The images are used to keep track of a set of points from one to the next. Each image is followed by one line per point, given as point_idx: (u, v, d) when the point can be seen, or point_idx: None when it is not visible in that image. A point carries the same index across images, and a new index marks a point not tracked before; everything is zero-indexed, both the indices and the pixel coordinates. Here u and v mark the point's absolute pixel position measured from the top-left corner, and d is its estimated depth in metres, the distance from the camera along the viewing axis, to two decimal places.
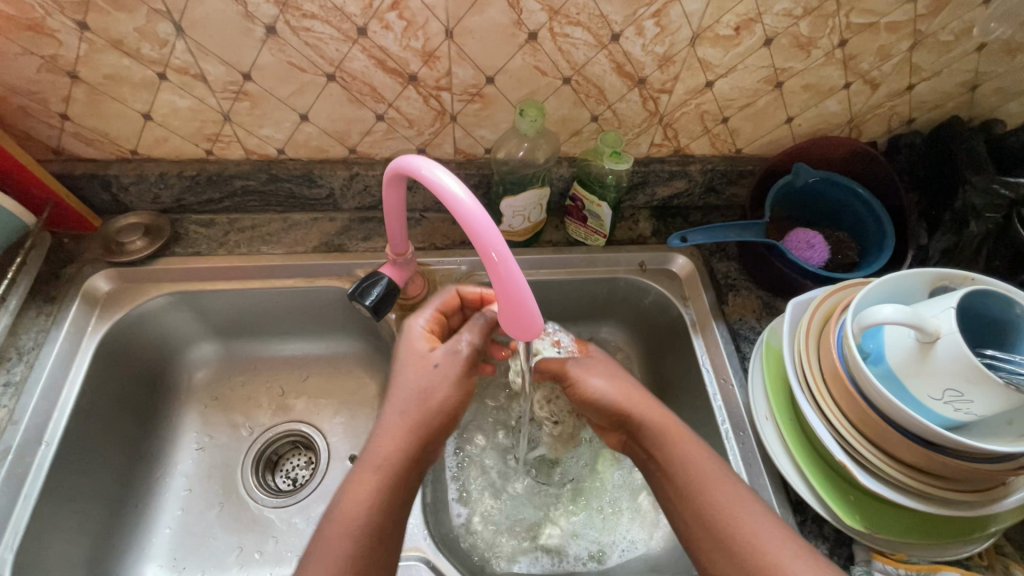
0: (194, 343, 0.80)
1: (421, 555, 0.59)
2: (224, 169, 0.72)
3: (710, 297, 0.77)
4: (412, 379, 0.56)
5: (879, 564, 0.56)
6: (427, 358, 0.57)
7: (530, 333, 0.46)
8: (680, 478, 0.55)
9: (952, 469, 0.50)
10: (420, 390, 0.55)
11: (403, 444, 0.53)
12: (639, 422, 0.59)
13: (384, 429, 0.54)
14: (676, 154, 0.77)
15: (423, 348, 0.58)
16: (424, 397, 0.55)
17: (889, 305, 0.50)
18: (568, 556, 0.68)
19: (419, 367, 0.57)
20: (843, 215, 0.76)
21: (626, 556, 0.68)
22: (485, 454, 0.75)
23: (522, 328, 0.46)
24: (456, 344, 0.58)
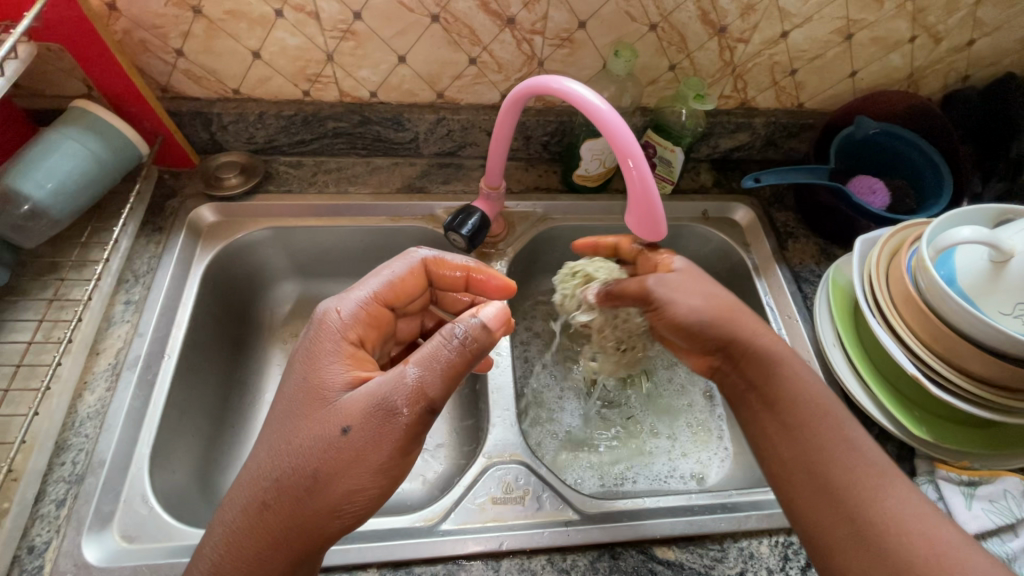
0: (278, 281, 0.85)
1: (525, 461, 0.63)
2: (319, 110, 0.76)
3: (771, 243, 0.82)
4: (308, 413, 0.49)
5: (942, 471, 0.60)
6: (332, 377, 0.50)
7: (653, 235, 0.52)
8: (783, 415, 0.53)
9: (1021, 378, 0.55)
10: (313, 420, 0.48)
11: (284, 469, 0.47)
12: (736, 338, 0.57)
13: (258, 448, 0.49)
14: (741, 106, 0.82)
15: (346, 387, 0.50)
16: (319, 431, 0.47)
17: (968, 227, 0.55)
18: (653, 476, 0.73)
19: (320, 400, 0.49)
20: (900, 166, 0.80)
21: (721, 475, 0.74)
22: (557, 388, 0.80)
23: (652, 230, 0.51)
24: (392, 374, 0.48)
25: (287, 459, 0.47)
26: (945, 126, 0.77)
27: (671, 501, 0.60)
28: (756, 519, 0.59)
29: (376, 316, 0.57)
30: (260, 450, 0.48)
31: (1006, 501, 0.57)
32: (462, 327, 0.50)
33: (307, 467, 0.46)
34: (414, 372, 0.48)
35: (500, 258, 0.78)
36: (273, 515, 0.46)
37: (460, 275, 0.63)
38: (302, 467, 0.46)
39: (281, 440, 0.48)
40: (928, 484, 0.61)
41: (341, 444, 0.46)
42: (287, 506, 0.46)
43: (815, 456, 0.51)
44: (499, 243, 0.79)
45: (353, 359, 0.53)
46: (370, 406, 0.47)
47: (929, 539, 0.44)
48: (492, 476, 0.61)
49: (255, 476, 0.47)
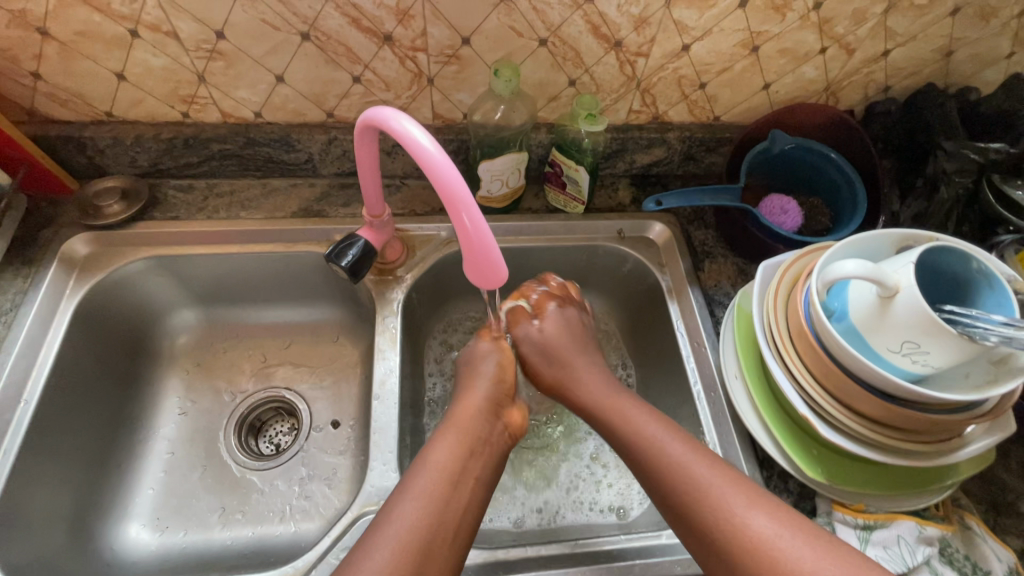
0: (176, 309, 0.82)
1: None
2: (201, 132, 0.72)
3: (686, 264, 0.78)
4: (462, 404, 0.62)
5: (839, 514, 0.57)
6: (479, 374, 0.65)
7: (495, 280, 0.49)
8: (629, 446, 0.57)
9: (909, 419, 0.52)
10: (468, 405, 0.61)
11: (461, 445, 0.56)
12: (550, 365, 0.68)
13: (441, 441, 0.57)
14: (654, 121, 0.78)
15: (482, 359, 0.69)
16: (470, 408, 0.61)
17: (852, 260, 0.51)
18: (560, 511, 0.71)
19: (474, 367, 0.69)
20: (818, 181, 0.76)
21: (642, 503, 0.71)
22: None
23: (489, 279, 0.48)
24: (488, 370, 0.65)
25: (465, 435, 0.57)
26: (862, 141, 0.73)
27: (552, 550, 0.58)
28: (639, 570, 0.56)
29: None
30: (443, 440, 0.57)
31: (899, 548, 0.54)
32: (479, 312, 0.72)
33: (472, 441, 0.57)
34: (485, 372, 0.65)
35: (399, 285, 0.74)
36: (459, 476, 0.54)
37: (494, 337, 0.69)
38: (476, 438, 0.58)
39: (458, 420, 0.59)
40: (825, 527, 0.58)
41: (490, 409, 0.62)
42: (471, 476, 0.54)
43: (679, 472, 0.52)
44: (397, 269, 0.75)
45: (504, 360, 0.67)
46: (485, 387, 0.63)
47: (751, 538, 0.46)
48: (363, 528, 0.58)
49: (437, 458, 0.54)
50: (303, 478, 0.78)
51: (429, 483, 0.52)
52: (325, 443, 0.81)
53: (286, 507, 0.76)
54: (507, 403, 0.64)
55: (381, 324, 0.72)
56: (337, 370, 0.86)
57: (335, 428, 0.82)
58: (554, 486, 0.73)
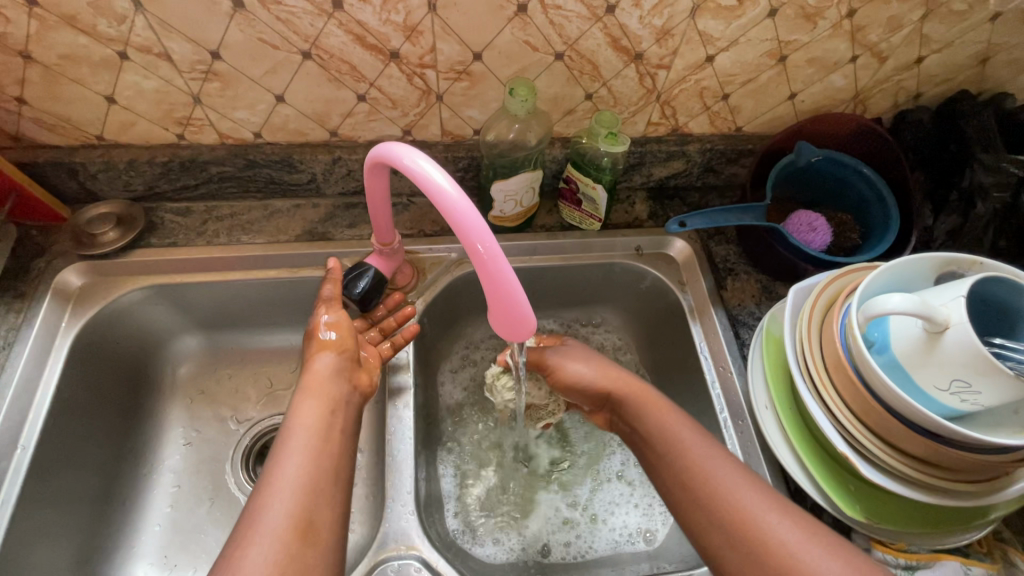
0: (176, 336, 0.79)
1: (427, 562, 0.57)
2: (197, 154, 0.68)
3: (708, 282, 0.75)
4: (307, 374, 0.56)
5: (879, 553, 0.55)
6: (318, 354, 0.57)
7: (521, 334, 0.44)
8: (657, 450, 0.56)
9: (956, 460, 0.50)
10: (315, 373, 0.56)
11: (328, 409, 0.53)
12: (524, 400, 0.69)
13: (302, 402, 0.53)
14: (674, 133, 0.74)
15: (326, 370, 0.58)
16: (320, 372, 0.56)
17: (898, 294, 0.48)
18: (587, 540, 0.69)
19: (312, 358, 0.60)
20: (846, 195, 0.73)
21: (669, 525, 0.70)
22: (480, 444, 0.74)
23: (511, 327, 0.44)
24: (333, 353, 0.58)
25: (330, 399, 0.54)
26: (894, 153, 0.70)
27: None
28: None
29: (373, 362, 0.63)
30: (306, 402, 0.53)
31: None
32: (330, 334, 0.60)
33: (337, 406, 0.54)
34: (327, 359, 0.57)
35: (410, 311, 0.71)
36: (327, 439, 0.50)
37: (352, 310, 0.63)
38: (338, 400, 0.54)
39: (313, 385, 0.55)
40: None
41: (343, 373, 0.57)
42: (339, 434, 0.52)
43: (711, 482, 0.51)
44: (408, 293, 0.72)
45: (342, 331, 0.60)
46: (339, 364, 0.57)
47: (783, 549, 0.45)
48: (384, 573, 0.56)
49: (303, 424, 0.51)
50: None
51: (305, 446, 0.49)
52: None
53: None
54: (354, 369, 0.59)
55: (392, 353, 0.69)
56: None
57: None
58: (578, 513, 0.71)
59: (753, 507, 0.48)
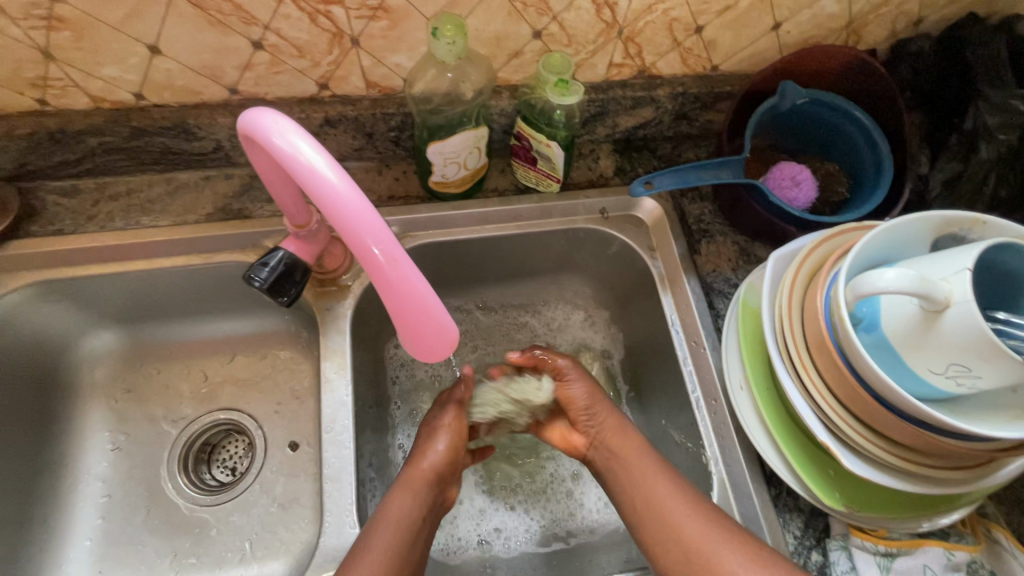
0: (87, 333, 0.70)
1: None
2: (68, 122, 0.56)
3: (680, 247, 0.68)
4: (409, 468, 0.57)
5: (857, 539, 0.52)
6: (427, 448, 0.58)
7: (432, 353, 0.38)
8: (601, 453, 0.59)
9: (944, 448, 0.45)
10: (418, 469, 0.57)
11: (417, 508, 0.54)
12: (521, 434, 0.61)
13: (396, 497, 0.54)
14: (640, 75, 0.64)
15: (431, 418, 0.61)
16: (423, 469, 0.56)
17: (893, 269, 0.41)
18: (546, 531, 0.66)
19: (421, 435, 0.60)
20: (834, 142, 0.64)
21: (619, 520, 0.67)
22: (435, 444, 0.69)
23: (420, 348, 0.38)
24: (440, 450, 0.58)
25: (421, 497, 0.55)
26: (889, 90, 0.61)
27: None
28: None
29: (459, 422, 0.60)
30: (395, 498, 0.54)
31: None
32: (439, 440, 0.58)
33: (427, 508, 0.55)
34: (434, 454, 0.57)
35: (345, 297, 0.63)
36: (414, 542, 0.52)
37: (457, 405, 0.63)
38: (427, 503, 0.55)
39: (411, 479, 0.56)
40: (840, 552, 0.52)
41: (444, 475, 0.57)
42: (419, 539, 0.53)
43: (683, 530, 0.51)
44: (342, 276, 0.63)
45: (451, 429, 0.59)
46: (440, 466, 0.57)
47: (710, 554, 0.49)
48: None
49: (393, 522, 0.52)
50: (262, 512, 0.70)
51: (386, 545, 0.50)
52: (287, 468, 0.72)
53: (247, 545, 0.68)
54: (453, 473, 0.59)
55: (325, 346, 0.60)
56: (290, 386, 0.76)
57: (293, 450, 0.73)
58: (533, 507, 0.67)
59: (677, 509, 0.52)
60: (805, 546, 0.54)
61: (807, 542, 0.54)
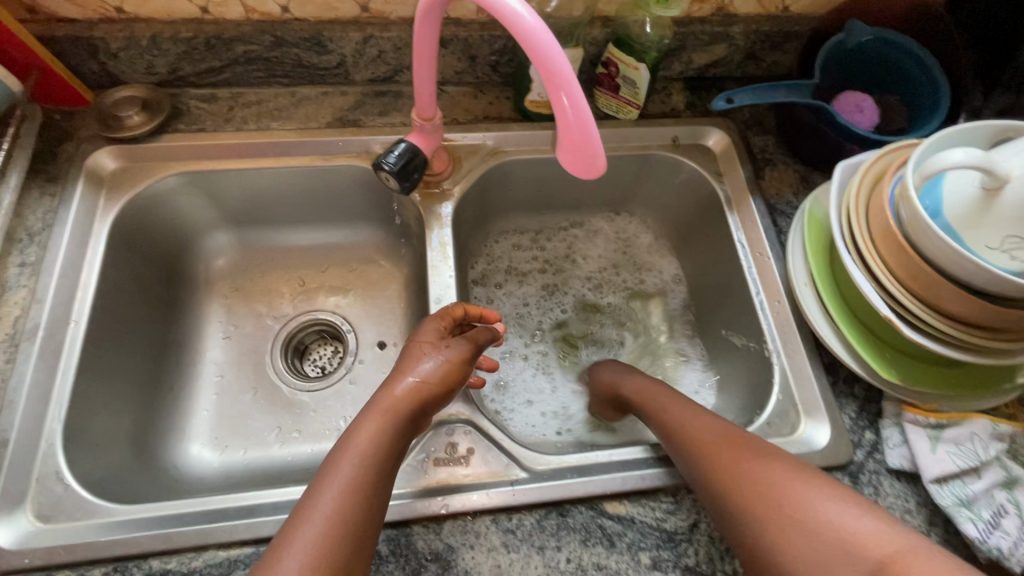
0: (208, 231, 0.78)
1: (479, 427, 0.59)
2: (223, 30, 0.65)
3: (746, 172, 0.74)
4: (387, 392, 0.53)
5: (910, 415, 0.58)
6: (415, 369, 0.55)
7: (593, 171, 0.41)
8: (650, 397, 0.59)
9: (1000, 319, 0.51)
10: (395, 393, 0.53)
11: (388, 438, 0.50)
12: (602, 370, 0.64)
13: (363, 422, 0.51)
14: (718, 13, 0.71)
15: (428, 337, 0.59)
16: (400, 397, 0.53)
17: (960, 150, 0.48)
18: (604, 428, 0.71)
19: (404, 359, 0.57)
20: (894, 80, 0.71)
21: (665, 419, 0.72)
22: (519, 353, 0.76)
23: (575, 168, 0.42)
24: (425, 375, 0.55)
25: (396, 425, 0.51)
26: None
27: (626, 455, 0.58)
28: None
29: (450, 359, 0.57)
30: (367, 423, 0.50)
31: (972, 444, 0.55)
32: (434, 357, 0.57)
33: (400, 436, 0.51)
34: (416, 378, 0.55)
35: (447, 199, 0.71)
36: (385, 464, 0.49)
37: (469, 343, 0.60)
38: (402, 431, 0.52)
39: (386, 405, 0.52)
40: (893, 428, 0.59)
41: (423, 405, 0.54)
42: (387, 480, 0.49)
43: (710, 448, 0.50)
44: (444, 181, 0.71)
45: (449, 362, 0.57)
46: (422, 392, 0.54)
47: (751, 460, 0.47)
48: (441, 436, 0.59)
49: (359, 446, 0.49)
50: (355, 398, 0.78)
51: (352, 477, 0.47)
52: (377, 362, 0.80)
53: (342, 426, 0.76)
54: (435, 405, 0.56)
55: (431, 239, 0.68)
56: (380, 293, 0.84)
57: (382, 348, 0.81)
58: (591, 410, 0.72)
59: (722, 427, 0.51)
60: (860, 426, 0.61)
61: (862, 423, 0.61)
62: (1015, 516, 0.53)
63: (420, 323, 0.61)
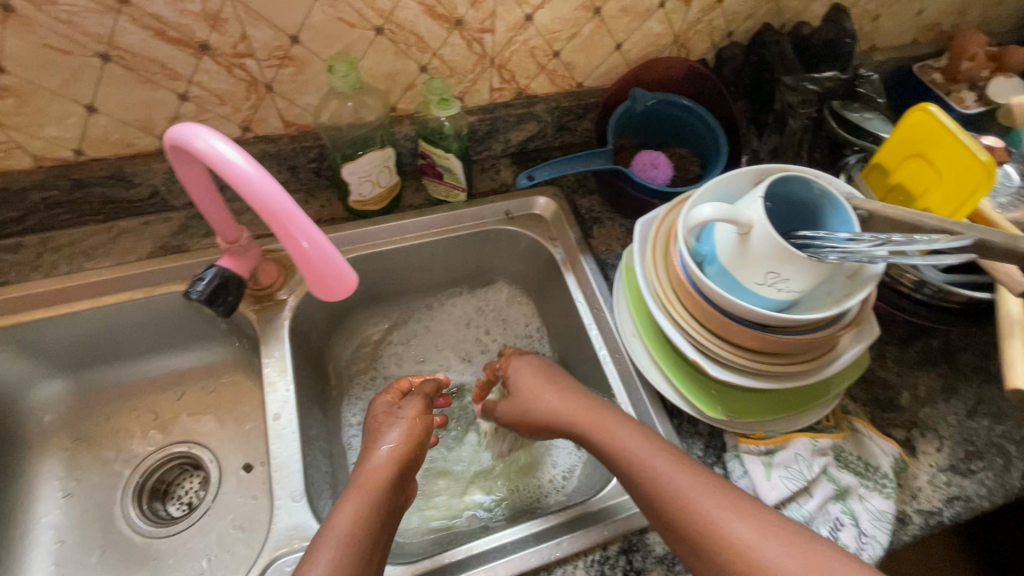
0: (34, 383, 0.73)
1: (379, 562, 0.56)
2: (13, 182, 0.63)
3: (575, 234, 0.78)
4: (365, 467, 0.55)
5: (744, 446, 0.60)
6: (385, 440, 0.58)
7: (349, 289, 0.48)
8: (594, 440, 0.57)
9: (785, 345, 0.55)
10: (372, 466, 0.55)
11: (368, 513, 0.51)
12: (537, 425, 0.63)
13: (344, 504, 0.51)
14: (519, 96, 0.77)
15: (386, 408, 0.63)
16: (381, 468, 0.55)
17: (708, 205, 0.52)
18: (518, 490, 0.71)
19: (371, 436, 0.59)
20: (684, 132, 0.79)
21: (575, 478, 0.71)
22: None
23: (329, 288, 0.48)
24: (396, 441, 0.57)
25: (375, 499, 0.52)
26: (715, 89, 0.77)
27: (482, 546, 0.57)
28: (568, 544, 0.56)
29: (416, 423, 0.60)
30: (345, 506, 0.51)
31: (798, 464, 0.58)
32: (399, 421, 0.59)
33: (384, 509, 0.52)
34: (389, 447, 0.57)
35: (282, 308, 0.70)
36: (371, 539, 0.50)
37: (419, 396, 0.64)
38: (385, 505, 0.53)
39: (366, 482, 0.54)
40: (734, 461, 0.61)
41: (400, 474, 0.55)
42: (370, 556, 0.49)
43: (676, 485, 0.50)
44: (277, 291, 0.70)
45: (409, 422, 0.60)
46: (397, 455, 0.56)
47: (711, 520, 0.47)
48: (278, 571, 0.54)
49: (337, 529, 0.49)
50: (220, 532, 0.72)
51: (331, 561, 0.46)
52: (242, 488, 0.75)
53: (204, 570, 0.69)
54: (411, 470, 0.57)
55: (266, 355, 0.66)
56: (241, 410, 0.80)
57: (247, 471, 0.76)
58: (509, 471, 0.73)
59: (667, 473, 0.51)
60: (708, 463, 0.62)
61: (710, 459, 0.63)
62: (850, 526, 0.56)
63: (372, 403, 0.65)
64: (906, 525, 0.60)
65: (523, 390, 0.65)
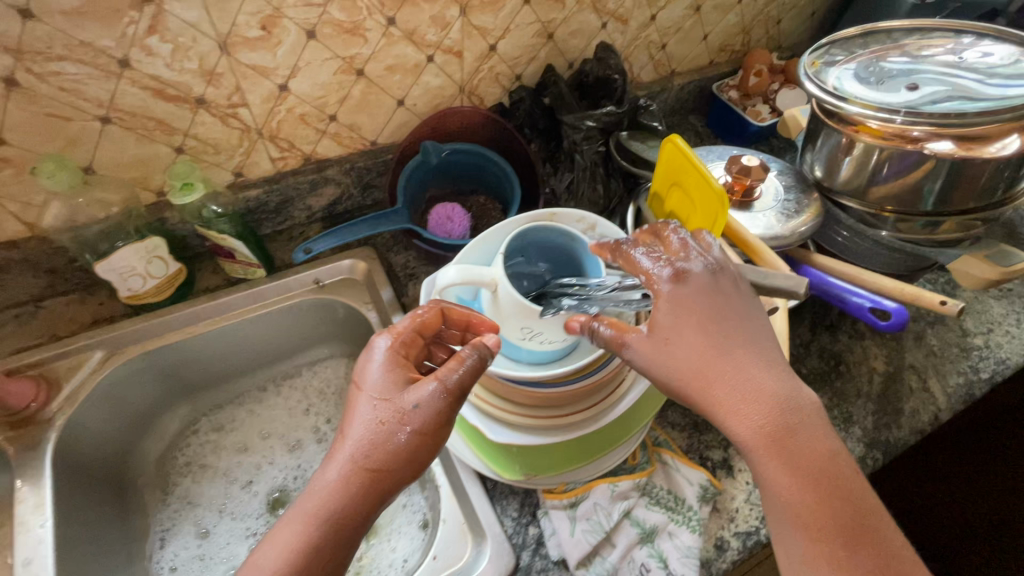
0: None
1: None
2: None
3: (388, 294, 0.75)
4: (315, 487, 0.46)
5: (550, 501, 0.58)
6: (350, 442, 0.46)
7: None
8: (733, 387, 0.43)
9: (556, 395, 0.54)
10: (326, 487, 0.45)
11: (306, 552, 0.44)
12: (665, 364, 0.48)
13: (281, 532, 0.45)
14: (308, 162, 0.74)
15: (394, 380, 0.48)
16: (328, 493, 0.45)
17: (450, 268, 0.51)
18: None
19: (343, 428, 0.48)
20: (485, 176, 0.79)
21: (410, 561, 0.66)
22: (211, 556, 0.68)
23: None
24: (367, 448, 0.45)
25: (319, 534, 0.44)
26: (507, 131, 0.78)
27: None
28: None
29: (393, 420, 0.46)
30: (284, 535, 0.44)
31: (597, 515, 0.57)
32: (367, 417, 0.46)
33: (342, 536, 0.45)
34: (357, 459, 0.45)
35: (50, 427, 0.62)
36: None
37: (431, 383, 0.46)
38: (339, 530, 0.45)
39: (313, 509, 0.45)
40: (544, 519, 0.59)
41: (365, 490, 0.45)
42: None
43: (818, 462, 0.42)
44: (42, 409, 0.63)
45: (388, 424, 0.46)
46: (358, 467, 0.45)
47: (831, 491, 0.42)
48: None
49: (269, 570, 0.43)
50: None
51: None
52: None
53: None
54: (386, 481, 0.45)
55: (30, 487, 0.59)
56: None
57: None
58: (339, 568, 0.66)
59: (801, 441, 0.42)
60: (523, 523, 0.60)
61: (524, 519, 0.60)
62: (657, 570, 0.54)
63: (386, 354, 0.50)
64: (723, 552, 0.59)
65: (653, 337, 0.46)
